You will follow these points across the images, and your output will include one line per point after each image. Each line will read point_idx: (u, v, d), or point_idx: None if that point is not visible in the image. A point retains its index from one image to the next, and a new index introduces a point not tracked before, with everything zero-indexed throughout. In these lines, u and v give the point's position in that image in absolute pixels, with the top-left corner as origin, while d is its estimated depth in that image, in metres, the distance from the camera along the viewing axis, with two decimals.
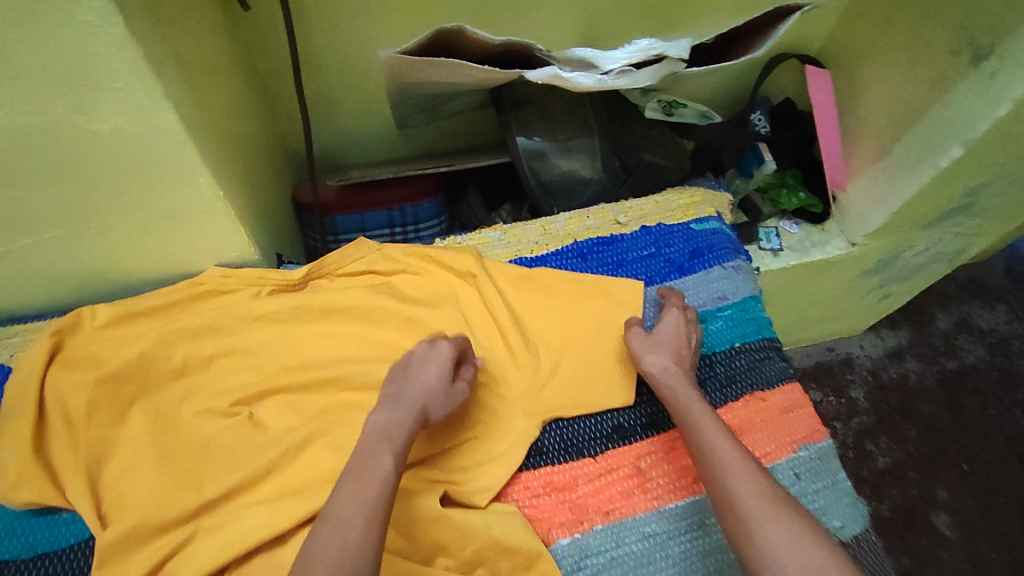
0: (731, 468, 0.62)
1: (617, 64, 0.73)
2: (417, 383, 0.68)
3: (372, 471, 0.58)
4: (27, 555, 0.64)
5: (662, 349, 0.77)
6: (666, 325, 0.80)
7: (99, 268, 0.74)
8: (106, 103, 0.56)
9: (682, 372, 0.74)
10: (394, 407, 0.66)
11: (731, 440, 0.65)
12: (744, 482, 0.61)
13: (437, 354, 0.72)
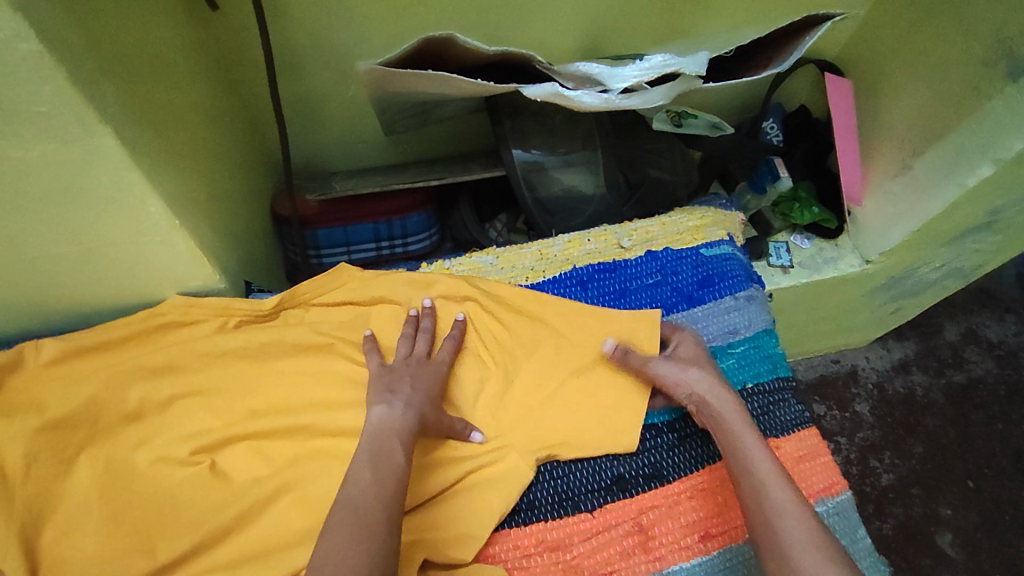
0: (782, 514, 0.58)
1: (626, 82, 0.64)
2: (419, 381, 0.67)
3: (389, 465, 0.58)
4: None
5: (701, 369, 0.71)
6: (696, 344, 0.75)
7: (45, 299, 0.67)
8: (31, 128, 0.48)
9: (723, 389, 0.69)
10: (398, 400, 0.64)
11: (784, 479, 0.61)
12: (801, 533, 0.57)
13: (434, 363, 0.71)
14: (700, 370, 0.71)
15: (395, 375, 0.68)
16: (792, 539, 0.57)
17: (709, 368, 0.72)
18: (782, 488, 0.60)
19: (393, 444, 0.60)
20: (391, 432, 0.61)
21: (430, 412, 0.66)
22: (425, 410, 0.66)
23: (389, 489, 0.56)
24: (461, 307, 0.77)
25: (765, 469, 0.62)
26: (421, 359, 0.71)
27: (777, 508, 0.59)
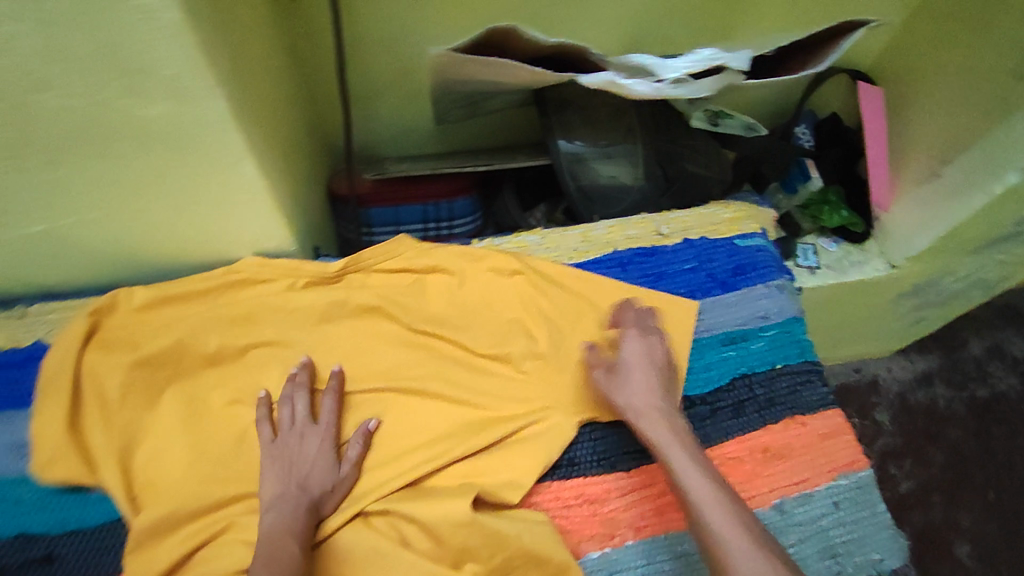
0: (724, 536, 0.59)
1: (676, 73, 0.69)
2: (303, 463, 0.67)
3: (285, 563, 0.58)
4: (59, 530, 0.65)
5: (637, 385, 0.72)
6: (630, 355, 0.75)
7: (140, 249, 0.74)
8: (156, 87, 0.54)
9: (655, 411, 0.70)
10: (282, 499, 0.64)
11: (722, 499, 0.62)
12: (742, 551, 0.57)
13: (319, 426, 0.69)
14: (637, 386, 0.72)
15: (280, 462, 0.67)
16: (737, 561, 0.57)
17: (642, 383, 0.72)
18: (719, 505, 0.61)
19: (284, 538, 0.60)
20: (282, 530, 0.61)
21: (320, 486, 0.66)
22: (314, 493, 0.65)
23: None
24: (510, 280, 0.83)
25: (703, 487, 0.63)
26: (305, 425, 0.69)
27: (718, 528, 0.60)
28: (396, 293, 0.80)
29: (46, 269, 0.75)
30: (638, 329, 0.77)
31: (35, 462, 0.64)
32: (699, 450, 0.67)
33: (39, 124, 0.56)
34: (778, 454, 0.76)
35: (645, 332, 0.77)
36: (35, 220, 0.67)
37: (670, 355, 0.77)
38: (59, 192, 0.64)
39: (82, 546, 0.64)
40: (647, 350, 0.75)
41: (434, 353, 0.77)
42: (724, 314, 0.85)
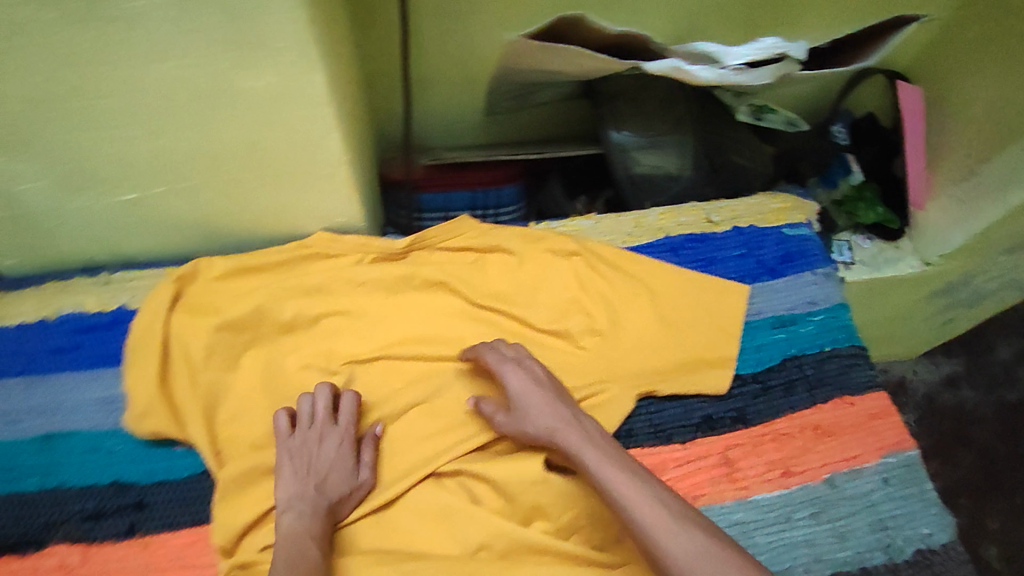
0: (659, 531, 0.57)
1: (741, 59, 0.72)
2: (317, 467, 0.68)
3: (307, 564, 0.59)
4: (148, 480, 0.70)
5: (538, 409, 0.69)
6: (514, 385, 0.71)
7: (221, 222, 0.79)
8: (263, 60, 0.58)
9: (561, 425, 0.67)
10: (299, 504, 0.65)
11: (647, 490, 0.60)
12: (677, 536, 0.57)
13: (338, 427, 0.70)
14: (539, 410, 0.69)
15: (296, 464, 0.68)
16: (675, 548, 0.56)
17: (543, 404, 0.69)
18: (644, 496, 0.60)
19: (299, 537, 0.62)
20: (297, 530, 0.63)
21: (338, 490, 0.67)
22: (331, 495, 0.66)
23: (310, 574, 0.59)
24: (567, 261, 0.86)
25: (627, 483, 0.61)
26: (323, 426, 0.70)
27: (650, 520, 0.58)
28: (459, 269, 0.83)
29: (132, 239, 0.79)
30: (511, 358, 0.73)
31: (133, 414, 0.70)
32: (612, 446, 0.66)
33: (154, 96, 0.60)
34: (828, 432, 0.79)
35: (522, 358, 0.74)
36: (129, 188, 0.71)
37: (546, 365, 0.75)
38: (156, 163, 0.68)
39: (170, 495, 0.69)
40: (529, 373, 0.72)
41: (494, 329, 0.81)
42: (772, 299, 0.88)
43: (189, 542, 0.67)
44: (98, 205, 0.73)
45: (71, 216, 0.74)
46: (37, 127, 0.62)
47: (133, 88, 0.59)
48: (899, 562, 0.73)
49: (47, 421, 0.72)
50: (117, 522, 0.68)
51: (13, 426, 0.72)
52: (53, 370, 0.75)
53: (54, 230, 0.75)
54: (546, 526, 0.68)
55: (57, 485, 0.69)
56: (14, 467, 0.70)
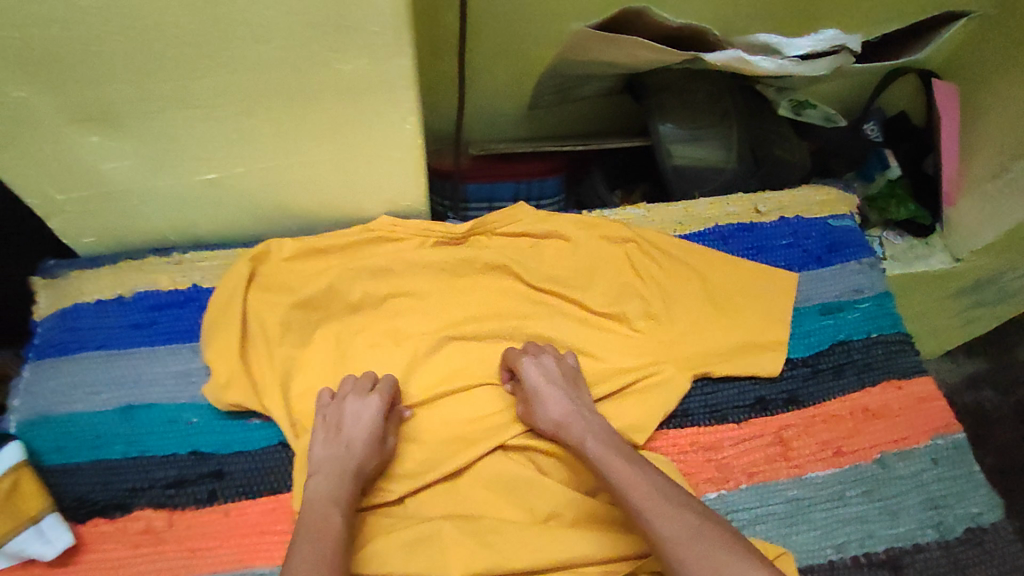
0: (653, 512, 0.60)
1: (802, 50, 0.75)
2: (348, 441, 0.68)
3: (326, 530, 0.60)
4: (225, 450, 0.73)
5: (552, 401, 0.72)
6: (530, 378, 0.73)
7: (292, 203, 0.82)
8: (357, 43, 0.61)
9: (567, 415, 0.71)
10: (328, 470, 0.66)
11: (644, 475, 0.63)
12: (668, 517, 0.59)
13: (371, 400, 0.71)
14: (551, 404, 0.72)
15: (327, 436, 0.69)
16: (664, 530, 0.58)
17: (555, 397, 0.72)
18: (638, 482, 0.62)
19: (325, 505, 0.63)
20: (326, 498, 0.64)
21: (366, 465, 0.68)
22: (359, 468, 0.67)
23: (332, 541, 0.59)
24: (622, 248, 0.88)
25: (625, 471, 0.64)
26: (357, 401, 0.71)
27: (643, 504, 0.60)
28: (517, 254, 0.86)
29: (206, 219, 0.82)
30: (529, 354, 0.76)
31: (214, 385, 0.73)
32: (617, 440, 0.69)
33: (249, 77, 0.63)
34: (878, 414, 0.81)
35: (538, 354, 0.77)
36: (211, 167, 0.74)
37: (566, 363, 0.78)
38: (241, 142, 0.71)
39: (249, 464, 0.72)
40: (545, 368, 0.75)
41: (553, 312, 0.84)
42: (820, 287, 0.90)
43: (269, 509, 0.70)
44: (180, 184, 0.75)
45: (152, 195, 0.77)
46: (136, 107, 0.65)
47: (232, 69, 0.62)
48: (950, 539, 0.75)
49: (127, 393, 0.75)
50: (198, 489, 0.71)
51: (96, 396, 0.75)
52: (131, 344, 0.78)
53: (135, 210, 0.79)
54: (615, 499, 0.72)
55: (139, 453, 0.72)
56: (98, 436, 0.73)
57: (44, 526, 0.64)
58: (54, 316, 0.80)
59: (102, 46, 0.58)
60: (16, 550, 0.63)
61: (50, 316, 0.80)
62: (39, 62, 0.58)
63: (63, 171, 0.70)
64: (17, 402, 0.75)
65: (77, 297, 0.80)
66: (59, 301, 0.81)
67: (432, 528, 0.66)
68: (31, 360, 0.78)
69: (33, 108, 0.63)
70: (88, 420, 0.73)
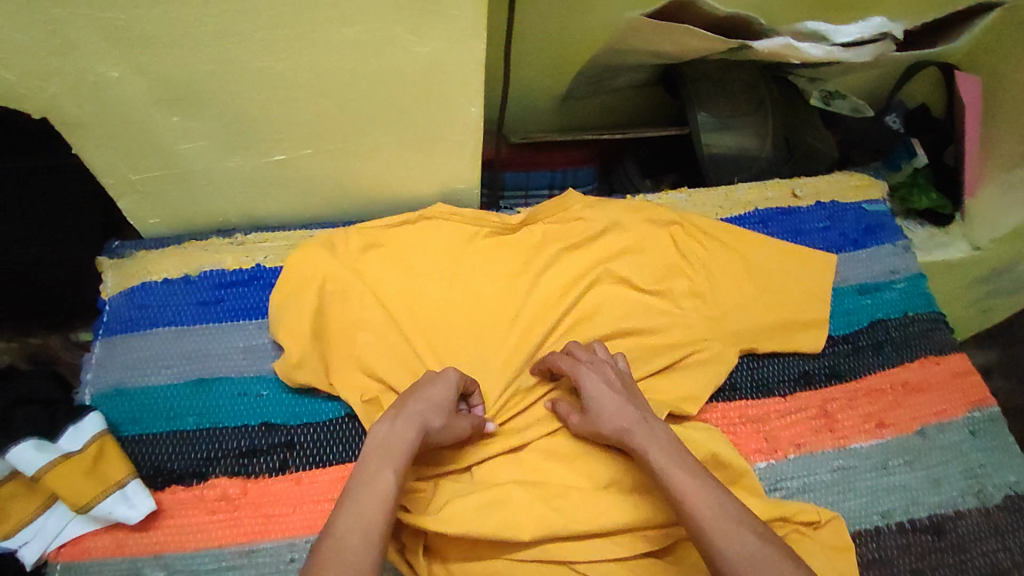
0: (715, 527, 0.57)
1: (849, 37, 0.78)
2: (407, 417, 0.65)
3: (376, 485, 0.58)
4: (295, 422, 0.75)
5: (610, 410, 0.70)
6: (589, 387, 0.72)
7: (352, 185, 0.85)
8: (436, 26, 0.65)
9: (628, 418, 0.69)
10: (395, 418, 0.64)
11: (708, 487, 0.60)
12: (733, 539, 0.55)
13: (444, 379, 0.70)
14: (610, 412, 0.70)
15: (400, 399, 0.68)
16: (729, 551, 0.55)
17: (614, 405, 0.70)
18: (706, 497, 0.59)
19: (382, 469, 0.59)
20: (386, 454, 0.61)
21: (432, 422, 0.66)
22: (425, 423, 0.65)
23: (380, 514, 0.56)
24: (666, 230, 0.91)
25: (689, 484, 0.60)
26: (431, 377, 0.71)
27: (707, 520, 0.57)
28: (566, 236, 0.89)
29: (269, 202, 0.85)
30: (585, 362, 0.75)
31: (287, 359, 0.76)
32: (682, 449, 0.65)
33: (330, 59, 0.66)
34: (917, 388, 0.84)
35: (596, 362, 0.75)
36: (281, 148, 0.76)
37: (619, 368, 0.76)
38: (312, 123, 0.74)
39: (318, 435, 0.75)
40: (603, 377, 0.73)
41: (602, 292, 0.86)
42: (857, 268, 0.94)
43: (339, 477, 0.73)
44: (249, 165, 0.78)
45: (220, 176, 0.79)
46: (219, 87, 0.67)
47: (313, 50, 0.65)
48: (990, 506, 0.78)
49: (198, 366, 0.78)
50: (270, 458, 0.73)
51: (168, 370, 0.77)
52: (199, 321, 0.80)
53: (203, 191, 0.81)
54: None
55: (212, 424, 0.74)
56: (171, 408, 0.75)
57: (128, 489, 0.67)
58: (120, 294, 0.83)
59: (197, 27, 0.61)
60: (103, 514, 0.65)
61: (117, 294, 0.83)
62: (136, 42, 0.61)
63: (140, 150, 0.73)
64: (91, 375, 0.78)
65: (144, 275, 0.83)
66: (126, 279, 0.83)
67: (501, 492, 0.69)
68: (102, 336, 0.80)
69: (122, 87, 0.66)
70: (162, 393, 0.76)
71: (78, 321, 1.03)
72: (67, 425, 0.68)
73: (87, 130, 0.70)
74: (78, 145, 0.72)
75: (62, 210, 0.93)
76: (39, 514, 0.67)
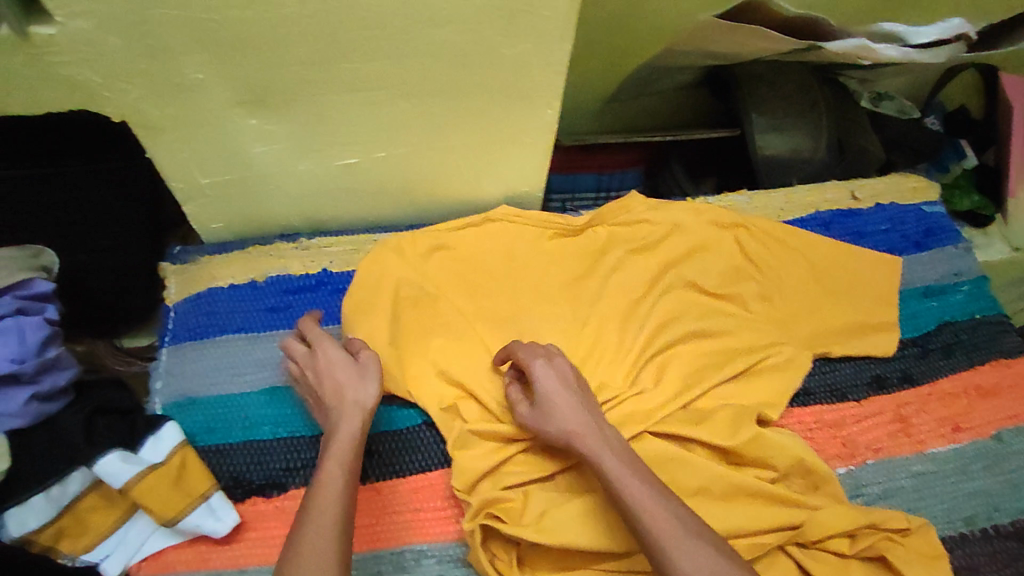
0: (664, 539, 0.56)
1: (926, 38, 0.77)
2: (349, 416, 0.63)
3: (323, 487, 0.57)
4: (371, 430, 0.74)
5: (562, 410, 0.65)
6: (540, 378, 0.67)
7: (419, 188, 0.83)
8: (528, 27, 0.63)
9: (570, 408, 0.65)
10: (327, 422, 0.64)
11: (659, 496, 0.58)
12: (689, 554, 0.54)
13: (317, 361, 0.67)
14: (561, 410, 0.65)
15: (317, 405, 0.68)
16: (683, 564, 0.54)
17: (568, 405, 0.65)
18: (661, 512, 0.57)
19: (332, 477, 0.58)
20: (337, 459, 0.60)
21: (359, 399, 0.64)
22: (355, 406, 0.63)
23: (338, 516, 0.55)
24: (731, 233, 0.90)
25: (644, 495, 0.58)
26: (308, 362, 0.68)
27: (664, 536, 0.56)
28: (633, 238, 0.88)
29: (335, 206, 0.84)
30: (542, 354, 0.69)
31: None
32: (633, 456, 0.63)
33: (415, 60, 0.65)
34: (990, 391, 0.84)
35: (548, 353, 0.70)
36: (354, 151, 0.75)
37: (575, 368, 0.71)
38: (390, 125, 0.72)
39: (397, 443, 0.74)
40: (558, 372, 0.68)
41: (676, 295, 0.84)
42: (921, 270, 0.93)
43: (420, 487, 0.72)
44: (319, 168, 0.77)
45: (289, 180, 0.78)
46: (301, 90, 0.66)
47: (400, 52, 0.64)
48: None
49: (269, 374, 0.77)
50: None
51: (240, 378, 0.76)
52: (269, 328, 0.79)
53: (269, 195, 0.80)
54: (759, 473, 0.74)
55: (289, 433, 0.73)
56: (245, 417, 0.74)
57: (213, 504, 0.66)
58: (185, 301, 0.81)
59: (287, 28, 0.59)
60: (191, 527, 0.65)
61: (182, 301, 0.81)
62: (226, 43, 0.60)
63: (214, 153, 0.72)
64: (159, 384, 0.76)
65: (209, 281, 0.82)
66: (190, 286, 0.82)
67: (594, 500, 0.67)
68: (168, 344, 0.79)
69: (205, 89, 0.64)
70: (235, 403, 0.75)
71: (122, 328, 1.00)
72: (147, 436, 0.67)
73: (164, 134, 0.69)
74: (152, 149, 0.70)
75: (111, 214, 0.89)
76: (118, 527, 0.66)
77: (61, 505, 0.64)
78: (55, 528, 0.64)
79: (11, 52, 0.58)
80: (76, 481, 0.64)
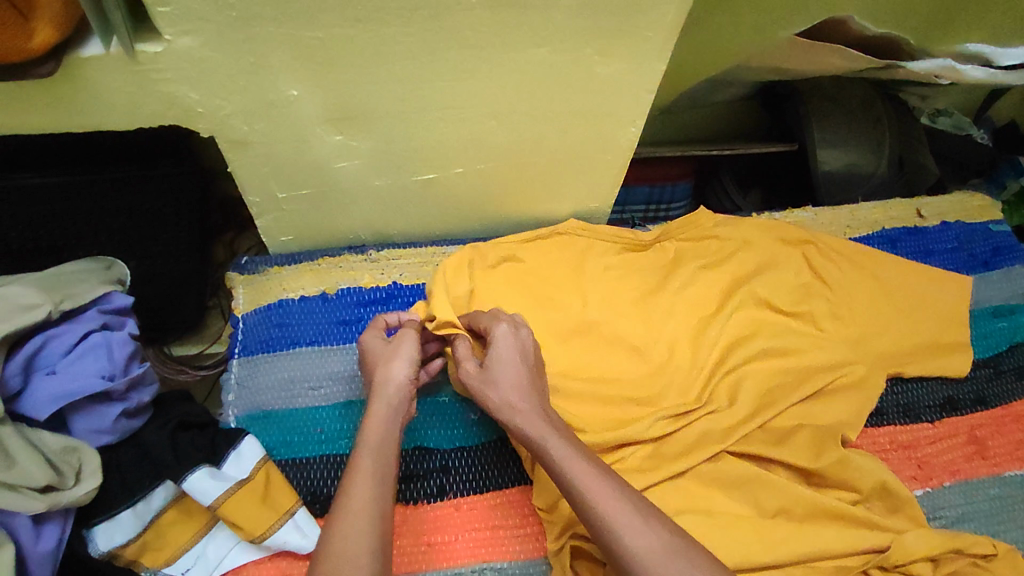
0: (614, 520, 0.56)
1: (1016, 59, 0.76)
2: (377, 408, 0.64)
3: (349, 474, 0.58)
4: (448, 445, 0.74)
5: (511, 384, 0.65)
6: (503, 350, 0.67)
7: (490, 202, 0.83)
8: (626, 48, 0.64)
9: (523, 390, 0.65)
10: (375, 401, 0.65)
11: (606, 475, 0.59)
12: (642, 534, 0.55)
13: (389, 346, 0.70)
14: (513, 387, 0.65)
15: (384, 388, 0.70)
16: (637, 546, 0.54)
17: (518, 380, 0.65)
18: (610, 492, 0.57)
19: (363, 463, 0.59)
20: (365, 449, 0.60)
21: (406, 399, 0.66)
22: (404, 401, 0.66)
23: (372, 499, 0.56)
24: (799, 250, 0.89)
25: (589, 473, 0.58)
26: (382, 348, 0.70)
27: (612, 517, 0.56)
28: (702, 254, 0.87)
29: (406, 219, 0.84)
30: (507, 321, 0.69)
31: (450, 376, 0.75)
32: (573, 435, 0.63)
33: (509, 79, 0.65)
34: None
35: (516, 323, 0.70)
36: (434, 167, 0.75)
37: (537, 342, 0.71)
38: (474, 142, 0.72)
39: (474, 459, 0.74)
40: (520, 342, 0.68)
41: (748, 314, 0.84)
42: (991, 290, 0.93)
43: (497, 503, 0.72)
44: (396, 184, 0.77)
45: (365, 194, 0.77)
46: (393, 107, 0.66)
47: (494, 72, 0.64)
48: None
49: (343, 388, 0.77)
50: (428, 484, 0.72)
51: (315, 391, 0.76)
52: (342, 341, 0.79)
53: (343, 208, 0.79)
54: (838, 494, 0.74)
55: None
56: (321, 431, 0.74)
57: (299, 520, 0.66)
58: (255, 312, 0.81)
59: (391, 48, 0.60)
60: (278, 543, 0.65)
61: (253, 312, 0.81)
62: (326, 62, 0.60)
63: (298, 168, 0.72)
64: (232, 396, 0.76)
65: (280, 292, 0.82)
66: (261, 296, 0.81)
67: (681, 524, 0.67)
68: (238, 355, 0.78)
69: (298, 106, 0.64)
70: (310, 415, 0.75)
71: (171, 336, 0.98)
72: (229, 450, 0.67)
73: (249, 150, 0.69)
74: (236, 163, 0.70)
75: (159, 221, 0.83)
76: (200, 539, 0.67)
77: (146, 519, 0.65)
78: (140, 542, 0.65)
79: (116, 71, 0.59)
80: (160, 495, 0.66)
